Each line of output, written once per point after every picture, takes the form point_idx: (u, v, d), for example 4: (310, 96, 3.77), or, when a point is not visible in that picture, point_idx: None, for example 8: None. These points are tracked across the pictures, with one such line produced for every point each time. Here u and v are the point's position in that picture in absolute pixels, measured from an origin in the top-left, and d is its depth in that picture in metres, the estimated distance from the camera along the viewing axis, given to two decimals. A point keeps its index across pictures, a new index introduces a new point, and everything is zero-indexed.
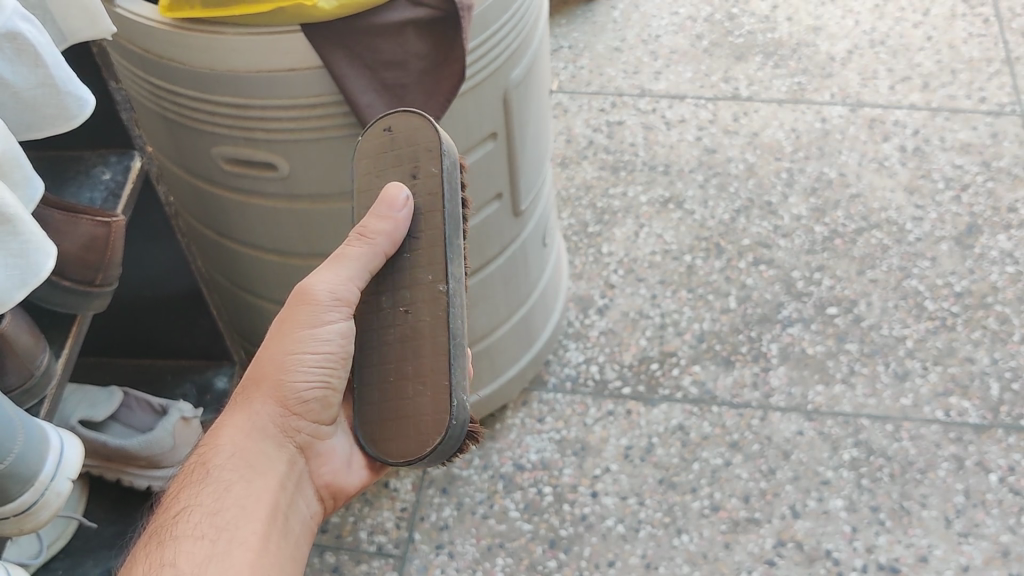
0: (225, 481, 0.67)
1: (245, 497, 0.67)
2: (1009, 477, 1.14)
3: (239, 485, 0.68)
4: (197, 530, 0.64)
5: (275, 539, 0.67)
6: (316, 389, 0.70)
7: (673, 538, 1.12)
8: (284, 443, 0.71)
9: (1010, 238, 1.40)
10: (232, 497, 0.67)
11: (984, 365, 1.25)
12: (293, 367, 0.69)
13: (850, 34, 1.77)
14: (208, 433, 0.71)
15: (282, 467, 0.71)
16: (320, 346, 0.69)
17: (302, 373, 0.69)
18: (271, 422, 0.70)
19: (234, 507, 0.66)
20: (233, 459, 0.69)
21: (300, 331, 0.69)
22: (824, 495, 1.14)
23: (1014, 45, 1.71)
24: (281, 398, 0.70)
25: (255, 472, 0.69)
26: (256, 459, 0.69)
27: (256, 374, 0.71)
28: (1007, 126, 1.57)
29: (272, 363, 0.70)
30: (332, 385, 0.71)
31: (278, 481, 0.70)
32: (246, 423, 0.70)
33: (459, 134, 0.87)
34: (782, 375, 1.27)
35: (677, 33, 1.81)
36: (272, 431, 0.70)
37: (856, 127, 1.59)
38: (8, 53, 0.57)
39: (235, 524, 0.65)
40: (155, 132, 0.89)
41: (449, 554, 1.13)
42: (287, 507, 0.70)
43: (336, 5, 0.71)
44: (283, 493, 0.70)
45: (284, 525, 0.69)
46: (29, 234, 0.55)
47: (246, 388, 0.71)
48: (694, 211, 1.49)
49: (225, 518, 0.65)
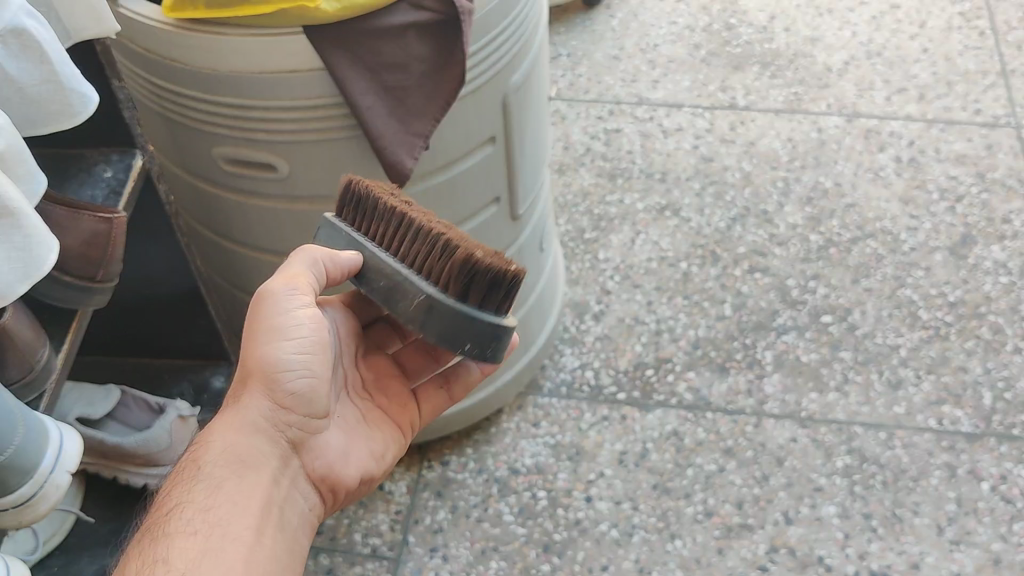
0: (216, 478, 0.68)
1: (235, 493, 0.68)
2: (1001, 486, 1.15)
3: (229, 481, 0.68)
4: (190, 527, 0.64)
5: (270, 534, 0.68)
6: (301, 380, 0.70)
7: (667, 543, 1.13)
8: (276, 439, 0.71)
9: (1003, 250, 1.41)
10: (223, 495, 0.67)
11: (978, 375, 1.26)
12: (278, 360, 0.70)
13: (846, 46, 1.78)
14: (200, 433, 0.71)
15: (273, 461, 0.71)
16: (297, 337, 0.70)
17: (285, 367, 0.70)
18: (261, 416, 0.70)
19: (225, 503, 0.67)
20: (222, 456, 0.69)
21: (273, 326, 0.69)
22: (817, 502, 1.15)
23: (1009, 58, 1.73)
24: (270, 392, 0.70)
25: (247, 468, 0.69)
26: (248, 456, 0.70)
27: (245, 373, 0.71)
28: (1002, 138, 1.58)
29: (258, 360, 0.70)
30: (319, 377, 0.71)
31: (272, 476, 0.70)
32: (236, 419, 0.70)
33: (458, 139, 0.88)
34: (776, 383, 1.27)
35: (674, 42, 1.82)
36: (262, 425, 0.70)
37: (851, 138, 1.60)
38: (12, 49, 0.58)
39: (228, 521, 0.66)
40: (157, 131, 0.89)
41: (444, 557, 1.13)
42: (282, 501, 0.71)
43: (337, 7, 0.72)
44: (277, 487, 0.71)
45: (279, 519, 0.69)
46: (31, 228, 0.56)
47: (237, 387, 0.71)
48: (690, 219, 1.50)
49: (216, 515, 0.66)
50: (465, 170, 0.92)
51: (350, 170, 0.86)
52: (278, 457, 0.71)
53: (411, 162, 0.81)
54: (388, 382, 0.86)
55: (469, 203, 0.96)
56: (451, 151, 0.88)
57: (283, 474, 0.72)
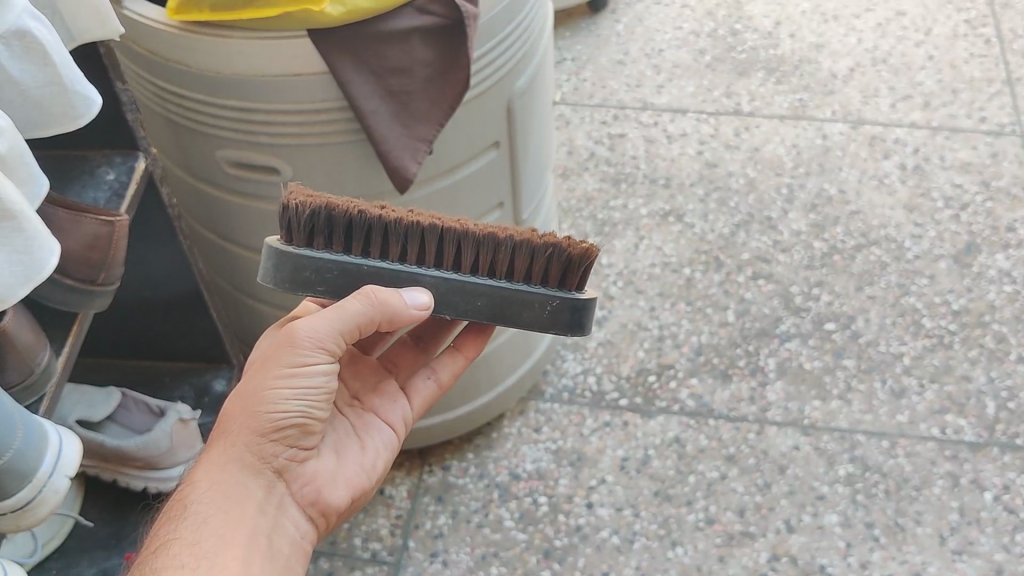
0: (203, 514, 0.68)
1: (222, 526, 0.67)
2: (1004, 495, 1.14)
3: (216, 516, 0.68)
4: (176, 561, 0.64)
5: (259, 563, 0.68)
6: (290, 416, 0.70)
7: (667, 550, 1.12)
8: (261, 470, 0.71)
9: (1008, 258, 1.41)
10: (209, 529, 0.67)
11: (981, 384, 1.26)
12: (265, 400, 0.69)
13: (851, 53, 1.78)
14: (189, 471, 0.72)
15: (260, 493, 0.71)
16: (293, 377, 0.69)
17: (272, 405, 0.69)
18: (246, 453, 0.70)
19: (212, 537, 0.66)
20: (209, 492, 0.69)
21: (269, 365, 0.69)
22: (819, 510, 1.14)
23: (1014, 66, 1.73)
24: (255, 429, 0.70)
25: (233, 501, 0.69)
26: (233, 488, 0.70)
27: (229, 411, 0.71)
28: (1007, 147, 1.57)
29: (245, 399, 0.70)
30: (307, 411, 0.71)
31: (259, 507, 0.70)
32: (221, 456, 0.70)
33: (460, 146, 0.88)
34: (779, 390, 1.27)
35: (679, 48, 1.82)
36: (248, 460, 0.70)
37: (856, 145, 1.60)
38: (16, 50, 0.58)
39: (214, 554, 0.65)
40: (161, 133, 0.89)
41: (444, 562, 1.13)
42: (271, 530, 0.70)
43: (343, 11, 0.72)
44: (265, 517, 0.71)
45: (268, 548, 0.69)
46: (33, 231, 0.56)
47: (222, 425, 0.71)
48: (694, 225, 1.49)
49: (203, 548, 0.66)
50: (467, 176, 0.92)
51: (351, 174, 0.85)
52: (264, 487, 0.71)
53: (415, 167, 0.81)
54: (375, 392, 0.86)
55: (471, 208, 0.95)
56: (453, 157, 0.88)
57: (272, 503, 0.72)
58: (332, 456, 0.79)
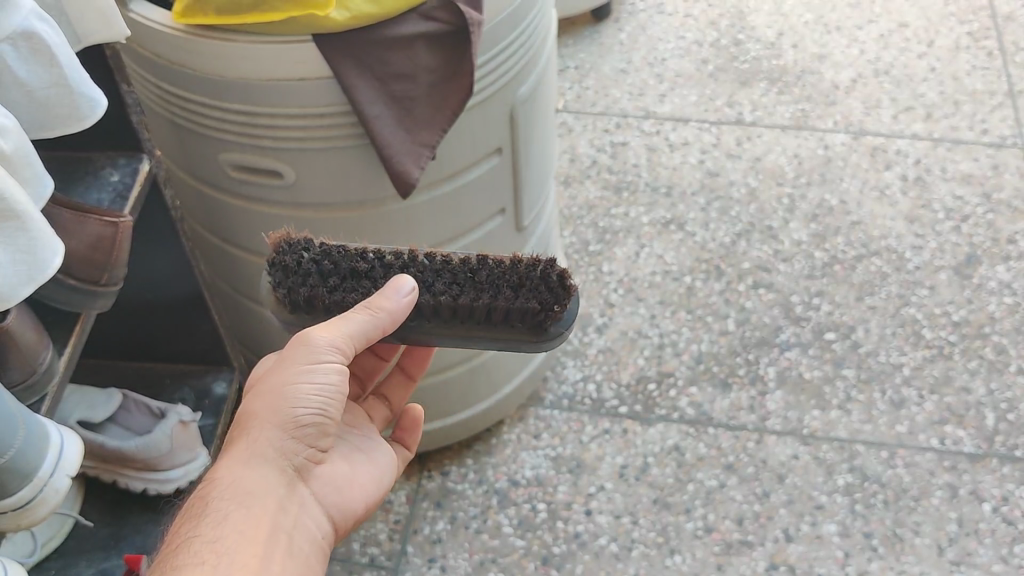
0: (222, 511, 0.67)
1: (244, 524, 0.66)
2: (1002, 507, 1.14)
3: (236, 512, 0.67)
4: (196, 558, 0.63)
5: (280, 559, 0.67)
6: (310, 416, 0.70)
7: (666, 558, 1.12)
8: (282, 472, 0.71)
9: (1008, 270, 1.41)
10: (230, 524, 0.66)
11: (981, 396, 1.26)
12: (289, 399, 0.69)
13: (853, 63, 1.79)
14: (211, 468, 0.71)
15: (280, 491, 0.70)
16: (312, 379, 0.69)
17: (295, 403, 0.69)
18: (269, 449, 0.70)
19: (233, 533, 0.65)
20: (230, 489, 0.68)
21: (295, 366, 0.69)
22: (818, 519, 1.14)
23: (1016, 79, 1.73)
24: (278, 428, 0.70)
25: (252, 497, 0.68)
26: (257, 485, 0.69)
27: (254, 408, 0.70)
28: (1008, 159, 1.58)
29: (271, 395, 0.70)
30: (329, 414, 0.71)
31: (279, 505, 0.70)
32: (246, 450, 0.69)
33: (459, 153, 0.88)
34: (779, 399, 1.27)
35: (682, 57, 1.82)
36: (270, 457, 0.70)
37: (858, 155, 1.60)
38: (22, 51, 0.58)
39: (235, 548, 0.65)
40: (166, 137, 0.90)
41: (442, 567, 1.13)
42: (291, 529, 0.70)
43: (348, 16, 0.74)
44: (285, 516, 0.70)
45: (287, 545, 0.68)
46: (37, 231, 0.56)
47: (245, 421, 0.71)
48: (695, 233, 1.50)
49: (224, 544, 0.65)
50: (466, 183, 0.92)
51: (356, 178, 0.86)
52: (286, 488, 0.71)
53: (416, 173, 0.81)
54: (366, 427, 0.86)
55: (471, 213, 0.95)
56: (452, 163, 0.88)
57: (292, 503, 0.71)
58: (344, 464, 0.79)
